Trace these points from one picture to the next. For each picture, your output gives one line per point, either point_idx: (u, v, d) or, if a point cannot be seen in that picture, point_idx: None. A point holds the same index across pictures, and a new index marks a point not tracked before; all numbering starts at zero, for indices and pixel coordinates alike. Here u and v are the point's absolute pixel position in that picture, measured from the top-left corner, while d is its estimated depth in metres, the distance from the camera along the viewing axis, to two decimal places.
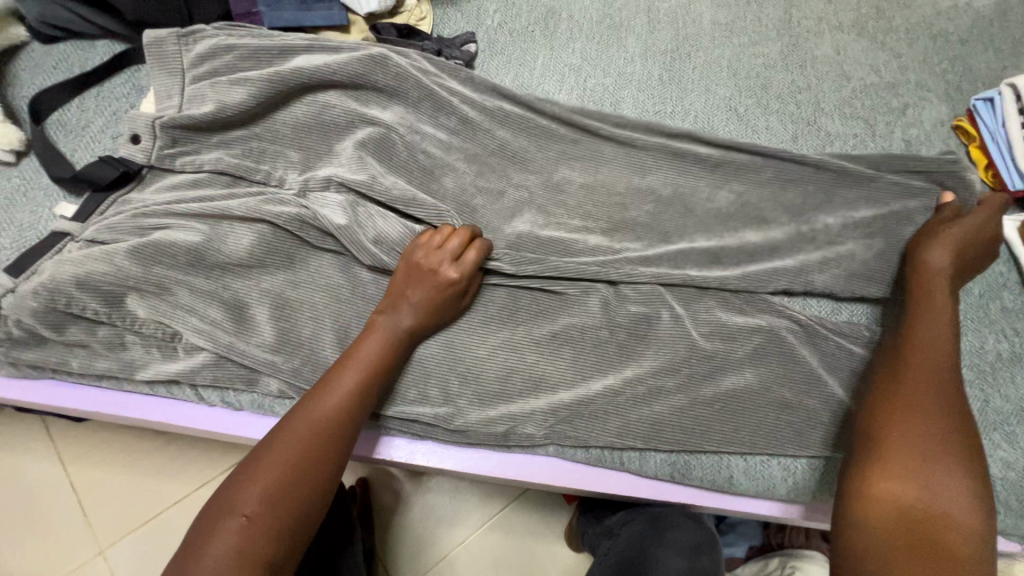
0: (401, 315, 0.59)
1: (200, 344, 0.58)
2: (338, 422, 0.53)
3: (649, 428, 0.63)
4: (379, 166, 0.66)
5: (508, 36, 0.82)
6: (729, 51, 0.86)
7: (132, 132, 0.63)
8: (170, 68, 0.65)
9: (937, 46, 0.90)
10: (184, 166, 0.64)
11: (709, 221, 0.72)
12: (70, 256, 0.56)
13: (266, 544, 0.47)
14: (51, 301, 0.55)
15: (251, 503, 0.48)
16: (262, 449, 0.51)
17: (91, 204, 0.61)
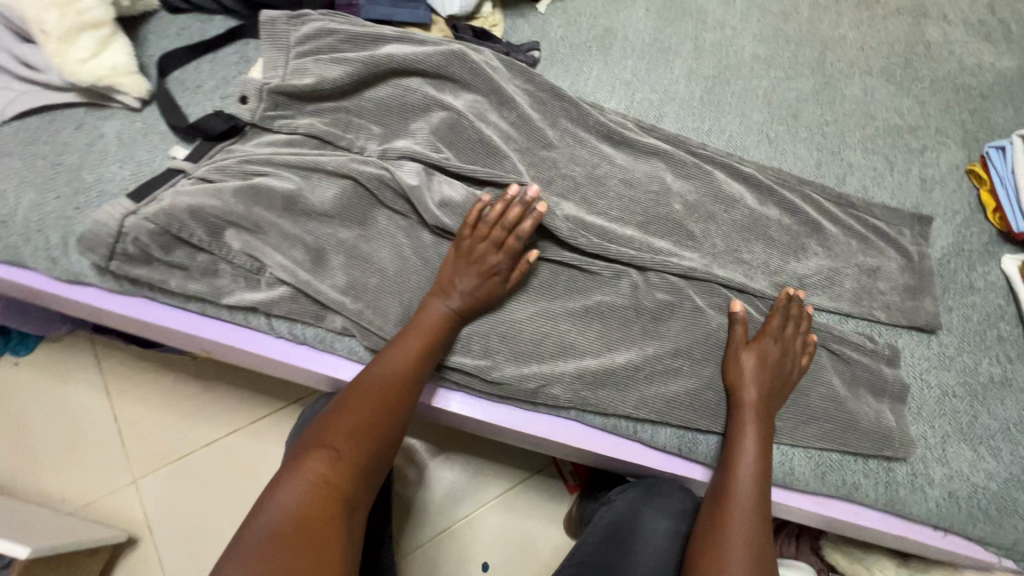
0: (458, 294, 0.67)
1: (282, 279, 0.67)
2: (404, 386, 0.62)
3: (664, 401, 0.70)
4: (448, 145, 0.75)
5: (568, 48, 0.92)
6: (765, 82, 0.95)
7: (243, 93, 0.73)
8: (279, 43, 0.75)
9: (959, 98, 0.98)
10: (281, 127, 0.74)
11: (733, 228, 0.80)
12: (184, 190, 0.66)
13: (344, 479, 0.55)
14: (167, 225, 0.65)
15: (341, 441, 0.57)
16: (342, 400, 0.60)
17: (202, 150, 0.71)
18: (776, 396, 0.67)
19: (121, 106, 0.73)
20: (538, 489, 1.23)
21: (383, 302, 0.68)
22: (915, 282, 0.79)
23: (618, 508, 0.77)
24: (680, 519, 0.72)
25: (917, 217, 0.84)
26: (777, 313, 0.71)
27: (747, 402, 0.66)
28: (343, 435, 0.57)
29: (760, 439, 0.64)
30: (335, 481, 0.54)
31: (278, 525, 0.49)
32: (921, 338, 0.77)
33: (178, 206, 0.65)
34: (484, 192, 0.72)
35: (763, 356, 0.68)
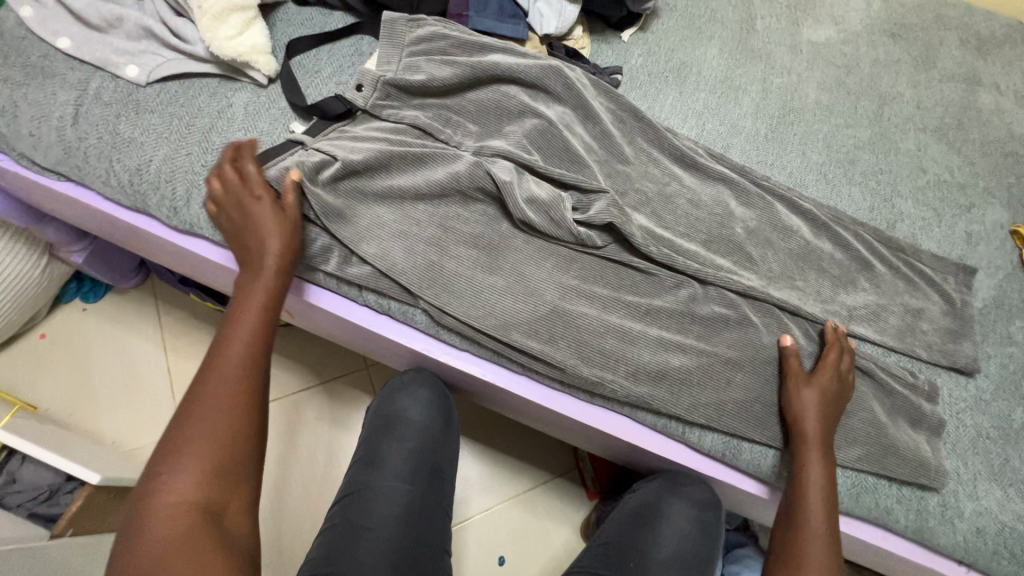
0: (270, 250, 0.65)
1: (379, 253, 0.74)
2: (242, 365, 0.58)
3: (714, 409, 0.74)
4: (536, 148, 0.81)
5: (647, 76, 1.00)
6: (825, 127, 1.01)
7: (359, 83, 0.80)
8: (394, 41, 0.83)
9: (1006, 163, 1.04)
10: (388, 116, 0.81)
11: (788, 255, 0.85)
12: (302, 160, 0.73)
13: (207, 488, 0.52)
14: (286, 191, 0.71)
15: (187, 456, 0.52)
16: (182, 410, 0.55)
17: (318, 129, 0.79)
18: (835, 429, 0.71)
19: (250, 81, 0.81)
20: (559, 492, 1.26)
21: (466, 282, 0.74)
22: (957, 327, 0.84)
23: (643, 494, 0.80)
24: (701, 508, 0.77)
25: (962, 268, 0.89)
26: (833, 350, 0.75)
27: (809, 435, 0.69)
28: (197, 441, 0.53)
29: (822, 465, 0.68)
30: (196, 499, 0.51)
31: None
32: (958, 380, 0.82)
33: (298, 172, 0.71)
34: (568, 196, 0.79)
35: (824, 388, 0.71)
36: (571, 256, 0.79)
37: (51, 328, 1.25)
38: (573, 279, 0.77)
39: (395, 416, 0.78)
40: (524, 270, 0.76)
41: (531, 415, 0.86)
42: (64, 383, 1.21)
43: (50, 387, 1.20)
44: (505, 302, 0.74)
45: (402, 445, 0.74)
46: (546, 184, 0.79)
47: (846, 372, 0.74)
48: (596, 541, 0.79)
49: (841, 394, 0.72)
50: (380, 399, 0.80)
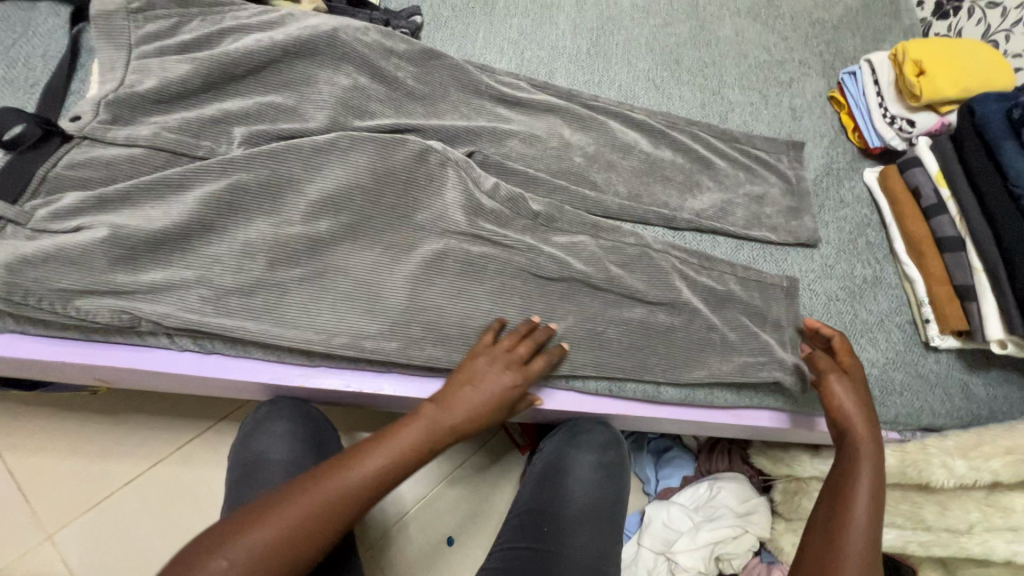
0: (455, 412, 0.62)
1: (171, 300, 0.61)
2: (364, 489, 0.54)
3: (592, 355, 0.72)
4: (334, 121, 0.70)
5: (450, 11, 0.90)
6: (647, 30, 0.98)
7: (75, 113, 0.63)
8: (117, 41, 0.67)
9: (816, 31, 1.07)
10: (118, 138, 0.63)
11: (631, 175, 0.82)
12: (33, 243, 0.57)
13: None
14: (15, 297, 0.56)
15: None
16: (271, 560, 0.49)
17: (34, 165, 0.60)
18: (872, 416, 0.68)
19: None
20: (490, 457, 1.24)
21: (291, 301, 0.65)
22: (796, 203, 0.87)
23: (546, 453, 0.79)
24: (604, 451, 0.77)
25: (791, 144, 0.92)
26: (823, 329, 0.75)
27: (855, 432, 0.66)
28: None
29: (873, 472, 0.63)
30: None
31: None
32: (805, 254, 0.86)
33: (32, 253, 0.57)
34: (383, 170, 0.69)
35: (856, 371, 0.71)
36: (413, 237, 0.70)
37: None
38: (415, 266, 0.68)
39: (257, 459, 0.72)
40: (358, 272, 0.67)
41: (418, 407, 0.79)
42: None
43: None
44: (350, 316, 0.66)
45: (269, 491, 0.69)
46: (351, 176, 0.67)
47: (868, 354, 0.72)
48: (513, 511, 0.76)
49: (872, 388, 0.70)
50: (239, 445, 0.74)
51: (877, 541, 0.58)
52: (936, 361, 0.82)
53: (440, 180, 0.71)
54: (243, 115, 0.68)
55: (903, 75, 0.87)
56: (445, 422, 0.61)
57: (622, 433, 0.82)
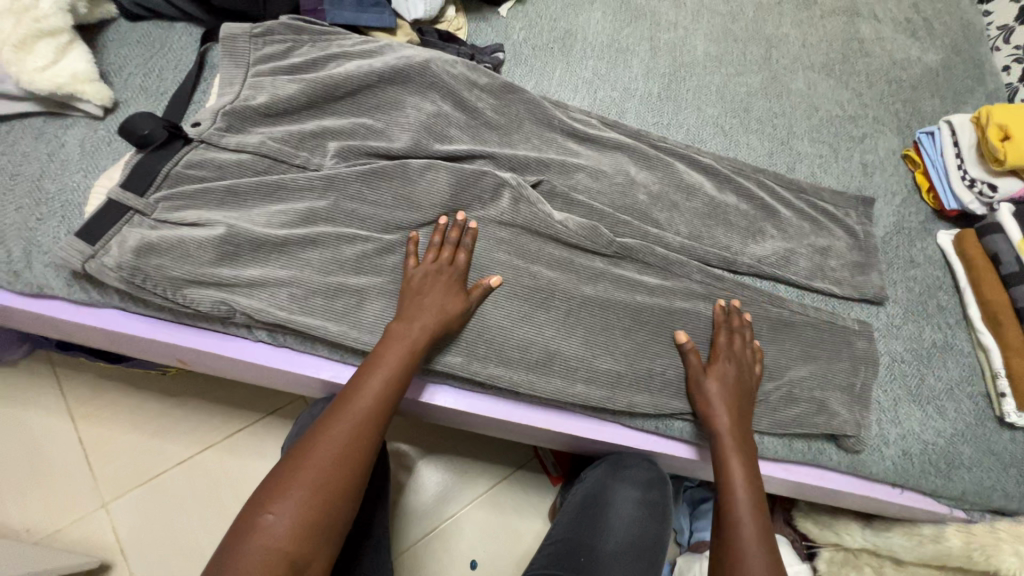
0: (424, 321, 0.64)
1: (257, 296, 0.66)
2: (376, 408, 0.58)
3: (643, 391, 0.72)
4: (418, 143, 0.76)
5: (531, 50, 0.96)
6: (718, 78, 1.00)
7: (196, 119, 0.71)
8: (238, 60, 0.76)
9: (892, 90, 1.06)
10: (230, 144, 0.70)
11: (693, 216, 0.83)
12: (147, 232, 0.64)
13: (303, 515, 0.50)
14: (133, 278, 0.62)
15: (253, 534, 0.48)
16: (302, 475, 0.51)
17: (158, 162, 0.67)
18: (740, 411, 0.68)
19: (84, 115, 0.72)
20: (521, 484, 1.23)
21: (365, 307, 0.68)
22: (863, 259, 0.86)
23: (587, 484, 0.79)
24: (647, 488, 0.76)
25: (860, 199, 0.91)
26: (722, 331, 0.74)
27: (720, 429, 0.67)
28: (263, 532, 0.48)
29: (736, 452, 0.65)
30: (286, 547, 0.48)
31: None
32: (871, 312, 0.83)
33: (148, 240, 0.63)
34: (458, 195, 0.74)
35: (723, 378, 0.69)
36: (480, 257, 0.73)
37: None
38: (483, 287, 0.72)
39: None
40: None
41: (465, 422, 0.81)
42: None
43: None
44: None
45: None
46: (436, 200, 0.73)
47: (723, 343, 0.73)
48: (548, 540, 0.75)
49: (729, 381, 0.70)
50: (296, 435, 0.78)
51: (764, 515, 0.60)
52: (1011, 439, 0.77)
53: (509, 207, 0.75)
54: (339, 131, 0.74)
55: (986, 140, 0.85)
56: (417, 336, 0.63)
57: (664, 474, 0.80)
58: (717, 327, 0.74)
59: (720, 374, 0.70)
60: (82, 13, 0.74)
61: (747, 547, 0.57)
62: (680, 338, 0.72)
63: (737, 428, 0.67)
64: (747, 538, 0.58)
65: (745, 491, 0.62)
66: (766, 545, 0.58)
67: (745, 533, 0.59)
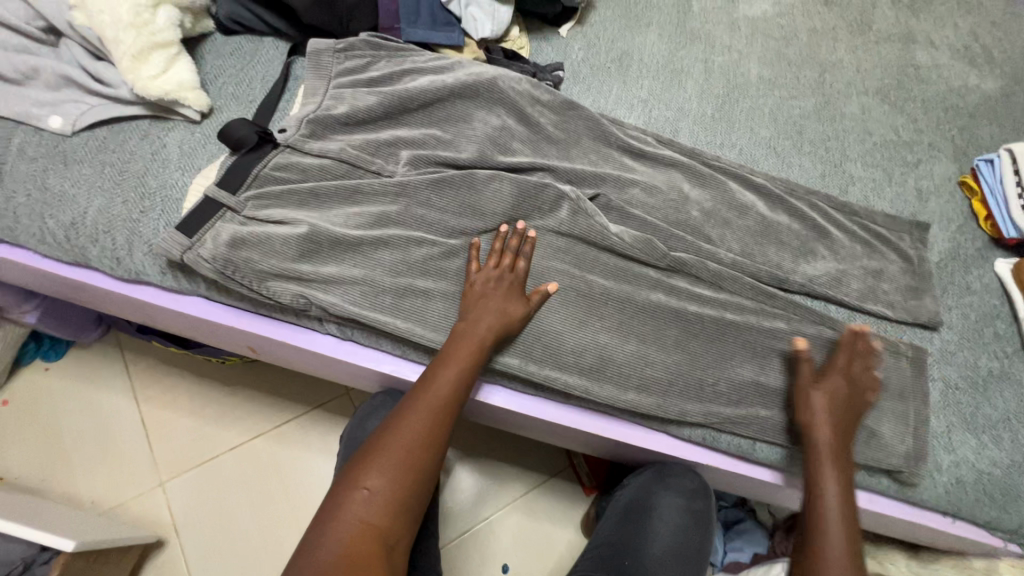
0: (491, 321, 0.68)
1: (332, 291, 0.71)
2: (452, 397, 0.62)
3: (693, 402, 0.74)
4: (483, 154, 0.80)
5: (589, 69, 1.00)
6: (771, 101, 1.02)
7: (283, 126, 0.77)
8: (322, 73, 0.82)
9: (948, 116, 1.06)
10: (312, 150, 0.76)
11: (745, 234, 0.85)
12: (239, 228, 0.70)
13: (390, 491, 0.54)
14: (225, 269, 0.68)
15: (347, 504, 0.53)
16: (388, 453, 0.56)
17: (249, 164, 0.74)
18: (847, 430, 0.68)
19: (182, 119, 0.79)
20: (554, 492, 1.24)
21: (429, 306, 0.73)
22: (917, 283, 0.85)
23: (630, 491, 0.80)
24: (692, 497, 0.77)
25: (915, 224, 0.90)
26: (844, 352, 0.73)
27: (821, 437, 0.67)
28: (355, 506, 0.53)
29: (834, 465, 0.66)
30: (377, 520, 0.52)
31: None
32: (925, 337, 0.83)
33: (239, 235, 0.69)
34: (519, 205, 0.78)
35: (833, 396, 0.69)
36: (537, 265, 0.77)
37: (14, 392, 1.21)
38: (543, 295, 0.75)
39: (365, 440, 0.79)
40: None
41: (514, 424, 0.84)
42: (32, 450, 1.17)
43: (19, 456, 1.16)
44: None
45: None
46: (499, 208, 0.77)
47: (840, 361, 0.73)
48: (592, 545, 0.78)
49: (838, 399, 0.70)
50: (353, 426, 0.82)
51: (851, 523, 0.62)
52: None
53: (566, 218, 0.79)
54: (411, 141, 0.79)
55: None
56: (483, 334, 0.67)
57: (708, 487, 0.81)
58: (838, 352, 0.74)
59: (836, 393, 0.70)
60: (187, 27, 0.82)
61: (833, 550, 0.59)
62: (799, 346, 0.73)
63: (841, 442, 0.68)
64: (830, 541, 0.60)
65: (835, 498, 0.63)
66: (851, 554, 0.59)
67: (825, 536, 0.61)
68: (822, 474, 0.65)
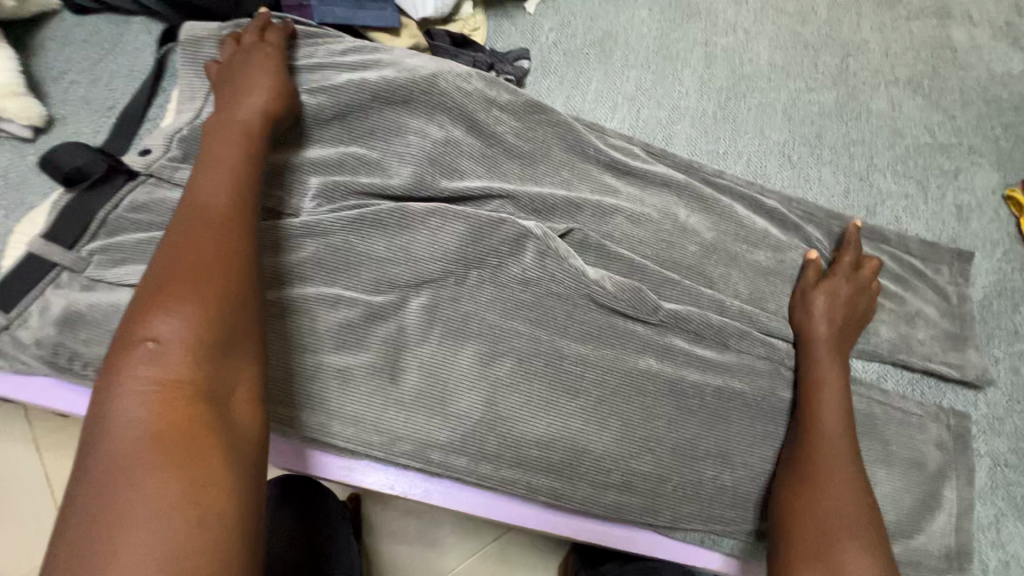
0: (254, 94, 0.55)
1: None
2: (243, 192, 0.47)
3: (688, 502, 0.59)
4: (419, 182, 0.61)
5: (561, 56, 0.81)
6: (784, 94, 0.83)
7: (146, 145, 0.57)
8: (202, 69, 0.61)
9: (991, 111, 0.89)
10: (183, 179, 0.56)
11: (754, 274, 0.68)
12: (78, 291, 0.51)
13: (190, 346, 0.38)
14: (59, 357, 0.50)
15: (122, 393, 0.36)
16: (170, 298, 0.39)
17: (96, 204, 0.54)
18: (847, 329, 0.63)
19: (10, 135, 0.59)
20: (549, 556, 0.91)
21: (349, 391, 0.56)
22: (959, 331, 0.70)
23: None
24: None
25: (957, 253, 0.74)
26: (848, 248, 0.67)
27: (817, 335, 0.62)
28: (137, 372, 0.36)
29: (839, 369, 0.60)
30: (184, 375, 0.37)
31: (150, 466, 0.33)
32: (968, 399, 0.68)
33: (78, 310, 0.51)
34: (468, 247, 0.60)
35: (832, 294, 0.64)
36: (491, 328, 0.59)
37: None
38: (500, 368, 0.58)
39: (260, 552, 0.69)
40: (422, 361, 0.58)
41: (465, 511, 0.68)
42: None
43: None
44: (417, 417, 0.56)
45: None
46: (441, 252, 0.59)
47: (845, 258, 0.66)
48: None
49: (854, 299, 0.64)
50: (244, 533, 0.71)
51: (851, 444, 0.55)
52: None
53: (530, 264, 0.61)
54: (323, 163, 0.60)
55: None
56: (239, 153, 0.50)
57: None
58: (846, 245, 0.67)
59: (844, 299, 0.64)
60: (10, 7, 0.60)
61: (825, 476, 0.53)
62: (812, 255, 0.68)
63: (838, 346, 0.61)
64: (830, 481, 0.53)
65: (829, 416, 0.57)
66: (849, 463, 0.54)
67: (826, 476, 0.53)
68: (820, 380, 0.59)
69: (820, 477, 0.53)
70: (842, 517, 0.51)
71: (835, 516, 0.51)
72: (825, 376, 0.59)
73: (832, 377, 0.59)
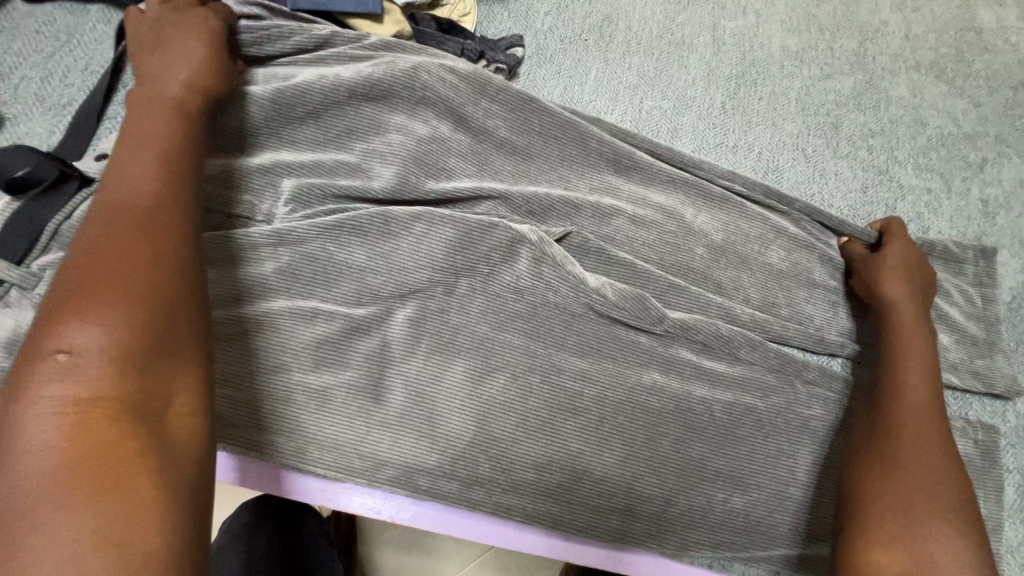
0: (185, 70, 0.47)
1: None
2: (174, 175, 0.41)
3: (696, 527, 0.55)
4: (403, 184, 0.56)
5: (558, 43, 0.75)
6: (798, 82, 0.78)
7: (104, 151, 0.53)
8: None
9: (1018, 97, 0.83)
10: None
11: (768, 278, 0.63)
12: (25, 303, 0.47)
13: (115, 356, 0.33)
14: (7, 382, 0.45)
15: (30, 413, 0.30)
16: (88, 300, 0.34)
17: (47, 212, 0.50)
18: (921, 299, 0.58)
19: None
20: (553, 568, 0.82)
21: (329, 414, 0.51)
22: (987, 337, 0.65)
23: None
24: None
25: (985, 252, 0.69)
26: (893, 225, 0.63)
27: (890, 304, 0.57)
28: (49, 388, 0.31)
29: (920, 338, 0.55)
30: (107, 390, 0.32)
31: (64, 500, 0.28)
32: (995, 410, 0.64)
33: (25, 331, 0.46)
34: (457, 254, 0.55)
35: (896, 264, 0.60)
36: (483, 341, 0.55)
37: None
38: (493, 386, 0.54)
39: None
40: (408, 380, 0.53)
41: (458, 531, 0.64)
42: None
43: None
44: (404, 440, 0.52)
45: None
46: (427, 260, 0.54)
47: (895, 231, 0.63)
48: None
49: (915, 271, 0.60)
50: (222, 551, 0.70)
51: (938, 416, 0.50)
52: None
53: (525, 272, 0.56)
54: (297, 164, 0.55)
55: None
56: (178, 125, 0.44)
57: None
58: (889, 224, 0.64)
59: (907, 271, 0.59)
60: None
61: (914, 449, 0.48)
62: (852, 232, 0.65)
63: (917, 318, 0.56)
64: (921, 454, 0.48)
65: (917, 390, 0.52)
66: (939, 442, 0.49)
67: (915, 452, 0.48)
68: (903, 347, 0.55)
69: (910, 452, 0.48)
70: (929, 495, 0.46)
71: (923, 493, 0.46)
72: (907, 343, 0.55)
73: (916, 347, 0.54)
